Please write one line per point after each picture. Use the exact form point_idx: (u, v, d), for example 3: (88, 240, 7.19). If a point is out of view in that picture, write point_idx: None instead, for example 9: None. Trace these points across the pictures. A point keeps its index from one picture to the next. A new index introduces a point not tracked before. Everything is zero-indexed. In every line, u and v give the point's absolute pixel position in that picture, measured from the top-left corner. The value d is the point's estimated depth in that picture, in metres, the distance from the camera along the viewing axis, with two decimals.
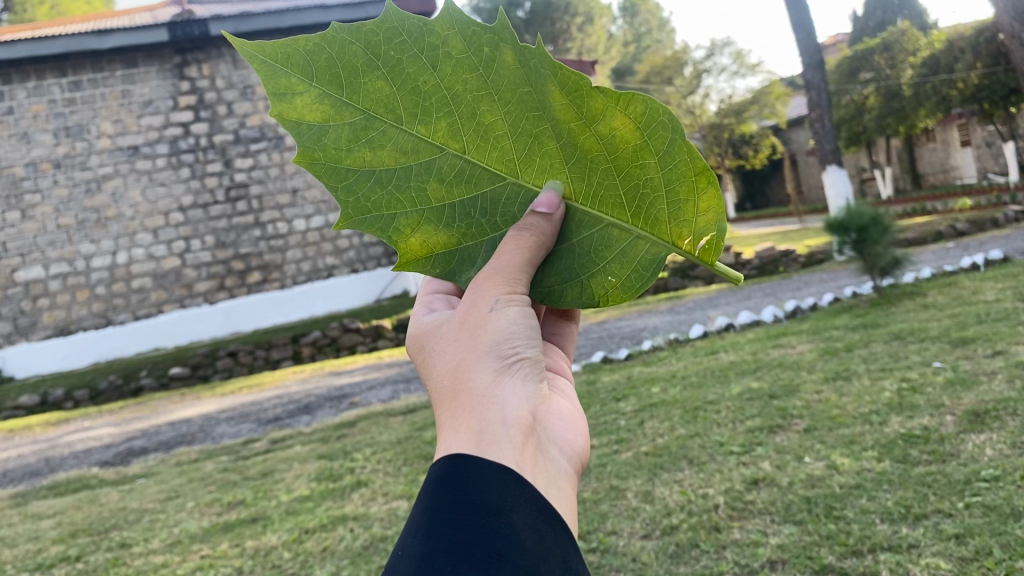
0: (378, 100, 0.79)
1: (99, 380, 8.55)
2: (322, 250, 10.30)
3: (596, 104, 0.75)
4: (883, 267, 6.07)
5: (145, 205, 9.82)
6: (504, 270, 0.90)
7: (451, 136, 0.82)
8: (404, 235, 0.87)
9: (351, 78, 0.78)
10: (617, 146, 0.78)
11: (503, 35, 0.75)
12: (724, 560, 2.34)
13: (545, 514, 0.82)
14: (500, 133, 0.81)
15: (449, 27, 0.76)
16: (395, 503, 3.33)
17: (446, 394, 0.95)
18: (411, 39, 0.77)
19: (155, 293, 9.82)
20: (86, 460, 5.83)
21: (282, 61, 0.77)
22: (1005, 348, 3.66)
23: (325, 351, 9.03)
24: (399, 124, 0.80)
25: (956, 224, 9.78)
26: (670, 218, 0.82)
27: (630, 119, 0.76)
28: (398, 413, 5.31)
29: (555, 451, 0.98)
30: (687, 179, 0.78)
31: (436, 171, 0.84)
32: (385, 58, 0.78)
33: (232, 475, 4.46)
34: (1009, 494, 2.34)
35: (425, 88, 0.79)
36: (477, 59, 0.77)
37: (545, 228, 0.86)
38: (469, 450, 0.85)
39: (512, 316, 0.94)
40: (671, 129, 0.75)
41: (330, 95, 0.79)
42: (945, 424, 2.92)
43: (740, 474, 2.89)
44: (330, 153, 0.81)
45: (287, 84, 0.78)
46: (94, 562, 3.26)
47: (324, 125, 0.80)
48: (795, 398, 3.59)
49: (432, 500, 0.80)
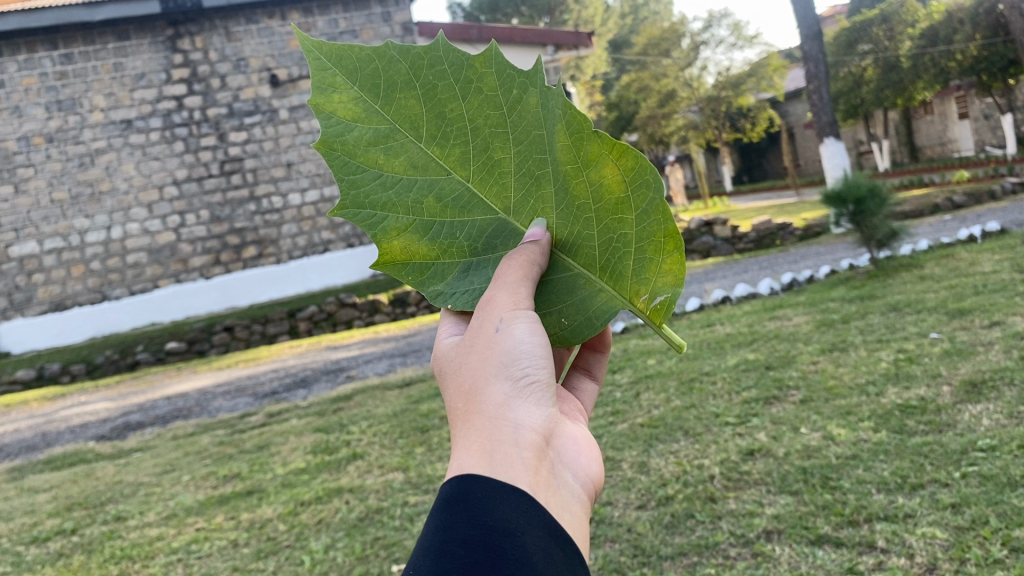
0: (407, 117, 0.78)
1: (95, 355, 8.55)
2: (317, 225, 10.30)
3: (593, 149, 0.72)
4: (880, 239, 6.06)
5: (139, 179, 9.75)
6: (511, 289, 0.82)
7: (460, 162, 0.79)
8: (390, 234, 0.83)
9: (388, 91, 0.78)
10: (605, 197, 0.75)
11: (530, 82, 0.74)
12: (720, 530, 2.34)
13: (558, 536, 0.74)
14: (507, 166, 0.79)
15: (490, 62, 0.75)
16: (391, 475, 3.33)
17: (459, 415, 0.85)
18: (450, 71, 0.77)
19: (150, 268, 9.80)
20: (83, 435, 5.82)
21: (334, 60, 0.78)
22: (1002, 319, 3.64)
23: (322, 326, 9.02)
24: (421, 138, 0.79)
25: (954, 197, 9.74)
26: (632, 276, 0.78)
27: (620, 171, 0.73)
28: (395, 387, 5.30)
29: (568, 473, 0.86)
30: (658, 242, 0.75)
31: (435, 188, 0.81)
32: (425, 79, 0.77)
33: (228, 448, 4.46)
34: (1006, 463, 2.33)
35: (452, 113, 0.78)
36: (504, 98, 0.76)
37: (541, 251, 0.81)
38: (481, 469, 0.76)
39: (520, 332, 0.83)
40: (653, 186, 0.72)
41: (366, 101, 0.78)
42: (941, 394, 2.91)
43: (736, 445, 2.88)
44: (350, 147, 0.79)
45: (332, 82, 0.78)
46: (89, 535, 3.25)
47: (352, 125, 0.79)
48: (791, 370, 3.58)
49: (445, 519, 0.72)
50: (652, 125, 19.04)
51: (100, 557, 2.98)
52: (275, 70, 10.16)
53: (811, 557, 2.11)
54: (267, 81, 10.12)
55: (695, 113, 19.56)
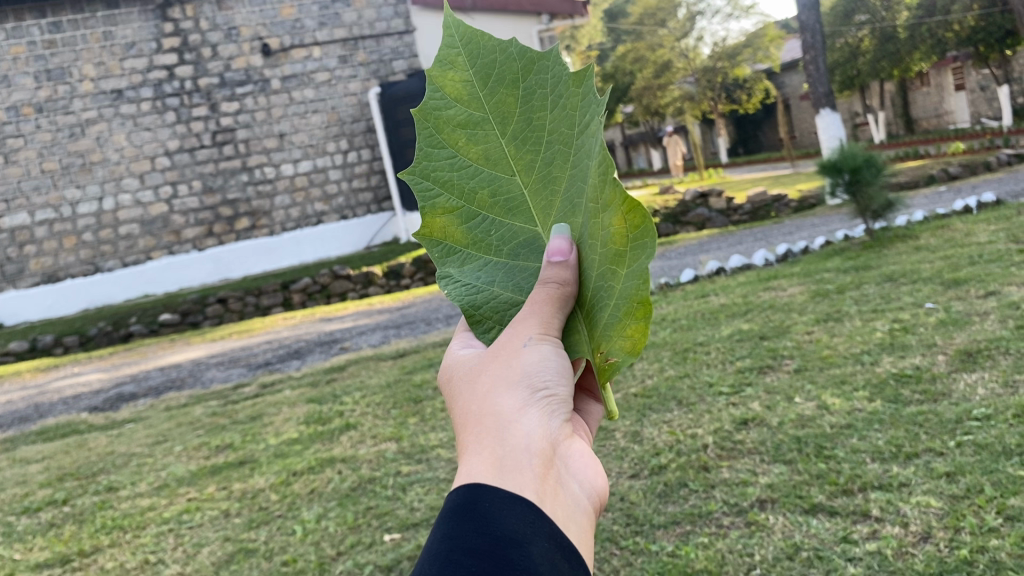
0: (505, 110, 0.70)
1: (88, 327, 8.53)
2: (311, 196, 10.25)
3: (612, 194, 0.61)
4: (875, 210, 6.02)
5: (131, 149, 9.65)
6: (536, 305, 0.72)
7: (526, 166, 0.70)
8: (435, 212, 0.74)
9: (495, 81, 0.69)
10: (611, 244, 0.64)
11: (592, 111, 0.63)
12: (714, 499, 2.33)
13: (567, 550, 0.69)
14: (559, 185, 0.69)
15: (583, 86, 0.65)
16: (384, 445, 3.32)
17: (469, 420, 0.79)
18: (550, 80, 0.67)
19: (143, 240, 9.76)
20: (76, 406, 5.80)
21: (465, 39, 0.70)
22: (998, 289, 3.62)
23: (316, 298, 8.97)
24: (504, 135, 0.70)
25: (949, 168, 9.71)
26: (603, 327, 0.70)
27: (627, 229, 0.62)
28: (388, 358, 5.29)
29: (575, 484, 0.79)
30: (630, 306, 0.65)
31: (495, 185, 0.72)
32: (531, 80, 0.68)
33: (221, 418, 4.44)
34: (1002, 432, 2.32)
35: (539, 121, 0.68)
36: (578, 118, 0.65)
37: (566, 277, 0.70)
38: (489, 476, 0.72)
39: (545, 352, 0.75)
40: (643, 254, 0.62)
41: (473, 84, 0.70)
42: (936, 363, 2.90)
43: (730, 414, 2.87)
44: (440, 123, 0.72)
45: (452, 58, 0.70)
46: (80, 506, 3.23)
47: (453, 104, 0.71)
48: (786, 340, 3.56)
49: (450, 527, 0.68)
50: (648, 96, 18.91)
51: (91, 528, 2.96)
52: (267, 39, 10.02)
53: (805, 526, 2.11)
54: (259, 50, 9.96)
55: (690, 83, 19.41)
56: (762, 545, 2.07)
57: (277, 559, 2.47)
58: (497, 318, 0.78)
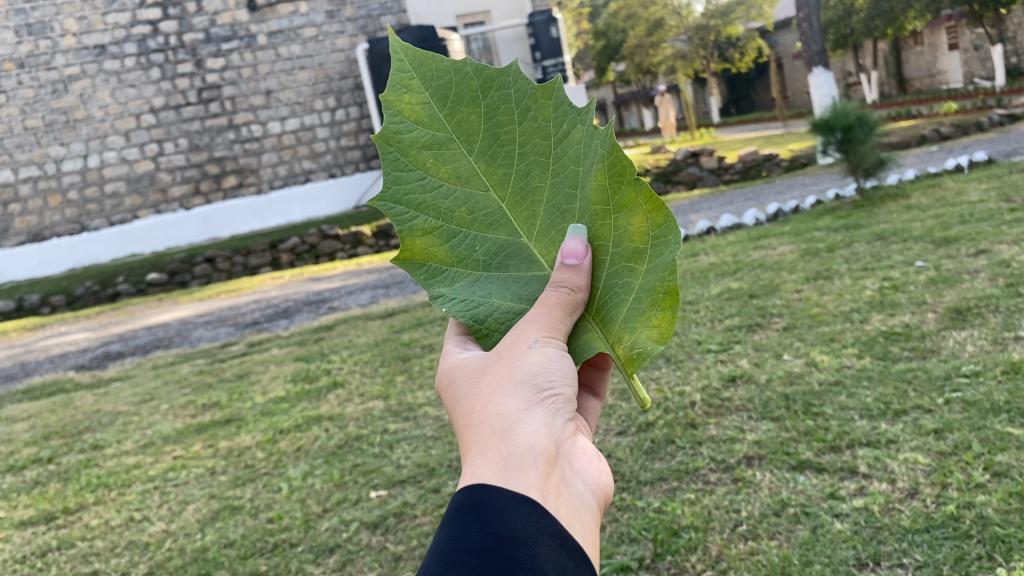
0: (469, 129, 0.74)
1: (75, 287, 8.49)
2: (299, 154, 10.16)
3: (630, 195, 0.69)
4: (867, 168, 5.96)
5: (115, 106, 9.50)
6: (545, 308, 0.75)
7: (500, 181, 0.75)
8: (414, 234, 0.77)
9: (454, 101, 0.73)
10: (626, 243, 0.71)
11: (575, 119, 0.71)
12: (700, 456, 2.33)
13: (572, 549, 0.70)
14: (540, 194, 0.74)
15: (553, 96, 0.71)
16: (372, 403, 3.30)
17: (472, 420, 0.80)
18: (515, 95, 0.73)
19: (129, 198, 9.68)
20: (63, 365, 5.78)
21: (416, 65, 0.74)
22: (988, 247, 3.60)
23: (304, 258, 8.88)
24: (472, 153, 0.74)
25: (941, 128, 9.65)
26: (621, 322, 0.74)
27: (649, 225, 0.69)
28: (377, 317, 5.27)
29: (580, 481, 0.79)
30: (655, 298, 0.70)
31: (472, 202, 0.75)
32: (492, 98, 0.73)
33: (208, 377, 4.43)
34: (990, 389, 2.32)
35: (507, 136, 0.73)
36: (553, 129, 0.72)
37: (578, 282, 0.73)
38: (492, 478, 0.72)
39: (551, 354, 0.76)
40: (669, 247, 0.69)
41: (432, 107, 0.74)
42: (926, 321, 2.89)
43: (718, 371, 2.86)
44: (404, 146, 0.75)
45: (406, 83, 0.74)
46: (66, 463, 3.22)
47: (415, 125, 0.74)
48: (775, 298, 3.54)
49: (454, 527, 0.68)
50: (640, 54, 18.69)
51: (76, 485, 2.94)
52: None
53: (791, 482, 2.11)
54: (245, 5, 9.76)
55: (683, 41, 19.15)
56: (749, 501, 2.07)
57: (263, 516, 2.46)
58: (502, 330, 0.81)
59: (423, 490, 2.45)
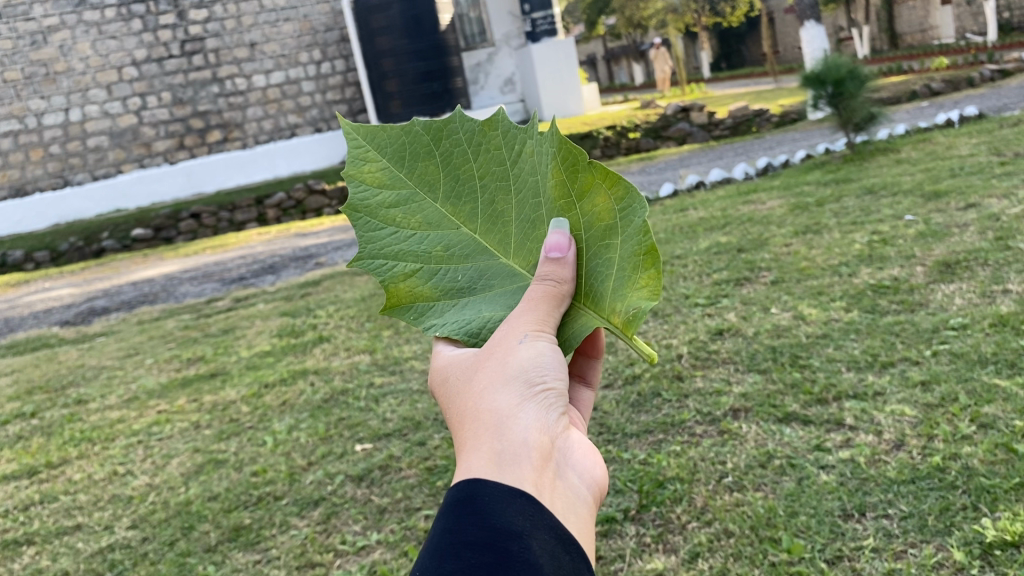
0: (428, 179, 0.81)
1: (59, 243, 8.41)
2: (284, 108, 9.99)
3: (587, 180, 0.74)
4: (857, 123, 5.89)
5: (96, 59, 9.33)
6: (533, 301, 0.77)
7: (467, 216, 0.81)
8: (396, 280, 0.82)
9: (411, 159, 0.81)
10: (597, 223, 0.76)
11: (521, 136, 0.78)
12: (686, 409, 2.32)
13: (568, 543, 0.68)
14: (508, 215, 0.81)
15: (498, 126, 0.79)
16: (358, 357, 3.29)
17: (464, 416, 0.78)
18: (463, 134, 0.80)
19: (113, 153, 9.54)
20: (47, 320, 5.73)
21: (368, 138, 0.81)
22: (978, 201, 3.59)
23: (291, 214, 8.76)
24: (437, 198, 0.81)
25: (932, 84, 9.59)
26: (609, 294, 0.76)
27: (612, 201, 0.74)
28: (364, 273, 5.22)
29: (577, 474, 0.78)
30: (638, 260, 0.74)
31: (445, 240, 0.81)
32: (444, 147, 0.81)
33: (193, 332, 4.40)
34: (978, 341, 2.31)
35: (467, 173, 0.80)
36: (506, 154, 0.79)
37: (564, 274, 0.77)
38: (487, 472, 0.70)
39: (542, 348, 0.77)
40: (636, 212, 0.73)
41: (391, 169, 0.81)
42: (915, 275, 2.87)
43: (705, 325, 2.85)
44: (372, 209, 0.81)
45: (362, 156, 0.81)
46: (49, 418, 3.19)
47: (377, 189, 0.81)
48: (763, 252, 3.52)
49: (449, 520, 0.66)
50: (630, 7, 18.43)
51: (59, 440, 2.92)
52: None
53: (777, 434, 2.10)
54: None
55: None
56: (734, 453, 2.07)
57: (247, 470, 2.45)
58: None
59: (409, 443, 2.44)
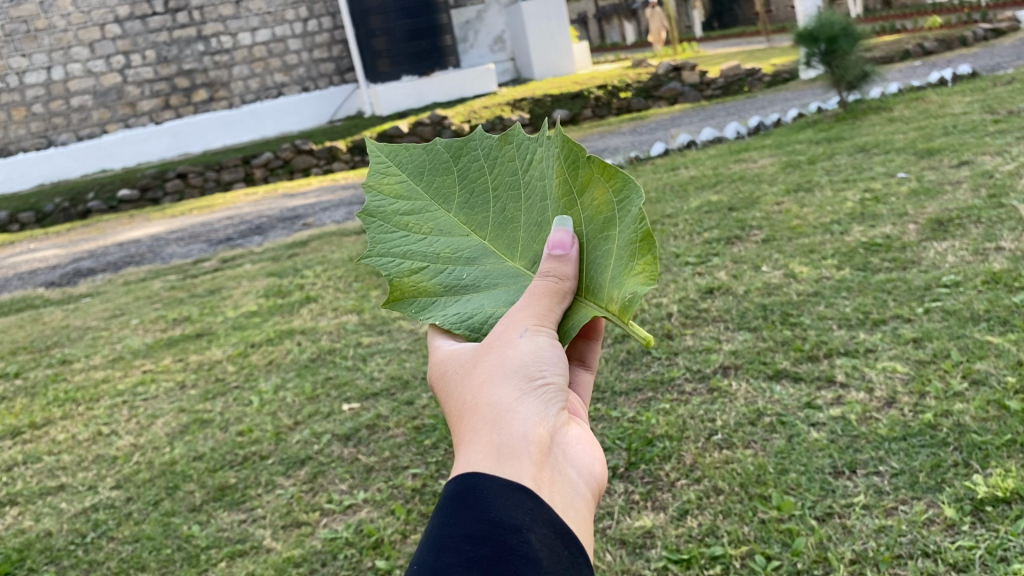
0: (444, 191, 0.84)
1: (44, 204, 8.31)
2: (270, 67, 9.83)
3: (587, 176, 0.73)
4: (850, 81, 5.80)
5: (78, 16, 9.11)
6: (533, 295, 0.76)
7: (478, 224, 0.83)
8: (401, 277, 0.83)
9: (430, 174, 0.85)
10: (596, 216, 0.75)
11: (532, 147, 0.80)
12: (676, 366, 2.31)
13: (568, 537, 0.66)
14: (518, 220, 0.82)
15: (513, 140, 0.82)
16: (345, 317, 3.26)
17: (463, 410, 0.77)
18: (481, 151, 0.83)
19: (97, 112, 9.40)
20: (32, 281, 5.66)
21: (390, 156, 0.85)
22: (970, 159, 3.56)
23: (278, 174, 8.67)
24: (450, 208, 0.84)
25: (925, 43, 9.49)
26: (607, 282, 0.74)
27: (610, 193, 0.73)
28: (352, 234, 5.17)
29: (575, 469, 0.77)
30: (636, 245, 0.71)
31: (454, 244, 0.83)
32: (462, 162, 0.84)
33: (179, 292, 4.35)
34: (971, 298, 2.30)
35: (481, 185, 0.83)
36: (518, 165, 0.82)
37: (565, 271, 0.75)
38: (486, 465, 0.68)
39: (541, 343, 0.76)
40: (632, 201, 0.72)
41: (410, 183, 0.85)
42: (907, 233, 2.85)
43: (695, 284, 2.82)
44: (387, 215, 0.84)
45: (383, 172, 0.85)
46: (33, 378, 3.16)
47: (393, 200, 0.85)
48: (755, 210, 3.49)
49: (447, 514, 0.64)
50: None
51: (43, 401, 2.89)
52: None
53: (768, 392, 2.09)
54: None
55: None
56: (725, 410, 2.06)
57: (232, 430, 2.43)
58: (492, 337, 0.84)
59: (397, 403, 2.41)
